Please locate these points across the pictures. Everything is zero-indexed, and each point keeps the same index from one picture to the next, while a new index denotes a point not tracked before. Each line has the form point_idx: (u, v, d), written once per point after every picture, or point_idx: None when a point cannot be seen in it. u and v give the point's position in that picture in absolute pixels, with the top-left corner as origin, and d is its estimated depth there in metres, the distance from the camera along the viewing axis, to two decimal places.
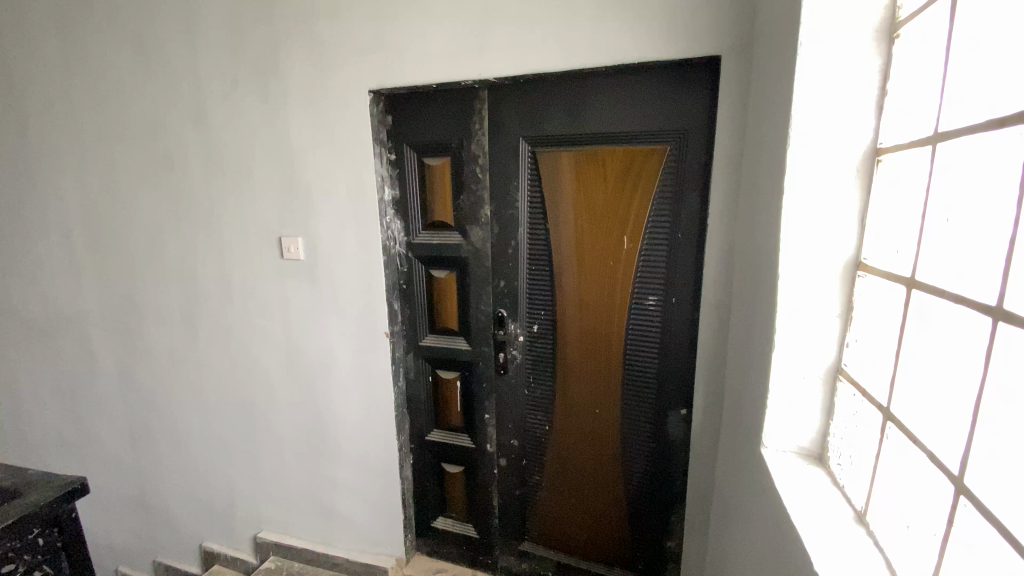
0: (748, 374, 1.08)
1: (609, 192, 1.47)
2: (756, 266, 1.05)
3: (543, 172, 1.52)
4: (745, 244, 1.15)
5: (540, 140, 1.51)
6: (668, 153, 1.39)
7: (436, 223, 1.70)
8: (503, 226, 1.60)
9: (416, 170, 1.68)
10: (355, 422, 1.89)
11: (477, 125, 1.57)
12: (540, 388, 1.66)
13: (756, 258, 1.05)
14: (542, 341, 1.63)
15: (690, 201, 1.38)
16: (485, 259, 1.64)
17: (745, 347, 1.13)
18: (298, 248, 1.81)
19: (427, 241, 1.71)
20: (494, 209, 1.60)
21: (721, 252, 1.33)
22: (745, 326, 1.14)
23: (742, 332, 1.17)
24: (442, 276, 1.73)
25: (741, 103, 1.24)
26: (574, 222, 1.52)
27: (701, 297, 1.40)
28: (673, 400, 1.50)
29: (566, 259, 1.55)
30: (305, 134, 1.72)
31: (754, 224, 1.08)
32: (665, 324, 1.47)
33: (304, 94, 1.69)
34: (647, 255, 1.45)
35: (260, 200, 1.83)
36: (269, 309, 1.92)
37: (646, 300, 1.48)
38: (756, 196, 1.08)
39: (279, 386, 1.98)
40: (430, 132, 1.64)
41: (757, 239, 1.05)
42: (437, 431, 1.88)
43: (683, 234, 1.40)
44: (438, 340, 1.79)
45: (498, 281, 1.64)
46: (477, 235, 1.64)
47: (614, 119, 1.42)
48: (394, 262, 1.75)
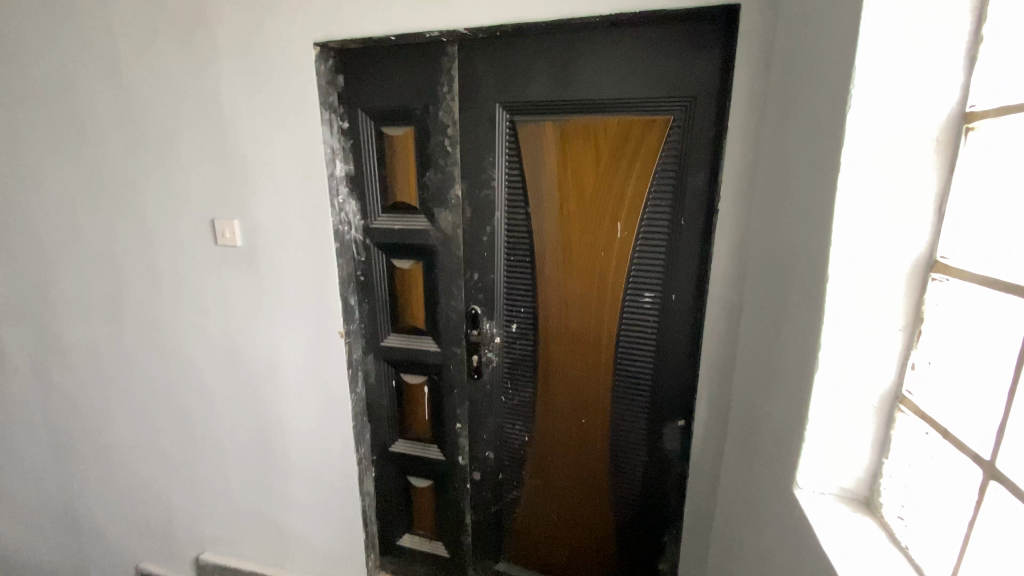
0: (772, 393, 0.89)
1: (600, 171, 1.25)
2: (785, 263, 0.85)
3: (524, 147, 1.29)
4: (768, 235, 0.95)
5: (519, 108, 1.28)
6: (671, 123, 1.17)
7: (397, 204, 1.46)
8: (477, 210, 1.37)
9: (374, 142, 1.43)
10: (306, 432, 1.66)
11: (446, 89, 1.32)
12: (519, 395, 1.46)
13: (785, 252, 0.85)
14: (521, 343, 1.42)
15: (695, 182, 1.17)
16: (455, 248, 1.41)
17: (766, 360, 0.94)
18: (234, 233, 1.54)
19: (387, 225, 1.47)
20: (467, 190, 1.37)
21: (733, 243, 1.13)
22: (766, 335, 0.95)
23: (761, 339, 0.98)
24: (407, 267, 1.49)
25: (763, 65, 1.04)
26: (560, 205, 1.30)
27: (705, 295, 1.20)
28: (669, 409, 1.32)
29: (549, 249, 1.33)
30: (240, 97, 1.44)
31: (783, 210, 0.87)
32: (663, 325, 1.27)
33: (238, 47, 1.41)
34: (644, 245, 1.25)
35: (190, 176, 1.55)
36: (205, 303, 1.66)
37: (641, 297, 1.28)
38: (787, 175, 0.87)
39: (219, 392, 1.73)
40: (391, 96, 1.38)
41: (786, 230, 0.85)
42: (401, 442, 1.66)
43: (686, 221, 1.20)
44: (401, 339, 1.55)
45: (471, 273, 1.42)
46: (447, 219, 1.40)
47: (608, 83, 1.20)
48: (350, 251, 1.50)
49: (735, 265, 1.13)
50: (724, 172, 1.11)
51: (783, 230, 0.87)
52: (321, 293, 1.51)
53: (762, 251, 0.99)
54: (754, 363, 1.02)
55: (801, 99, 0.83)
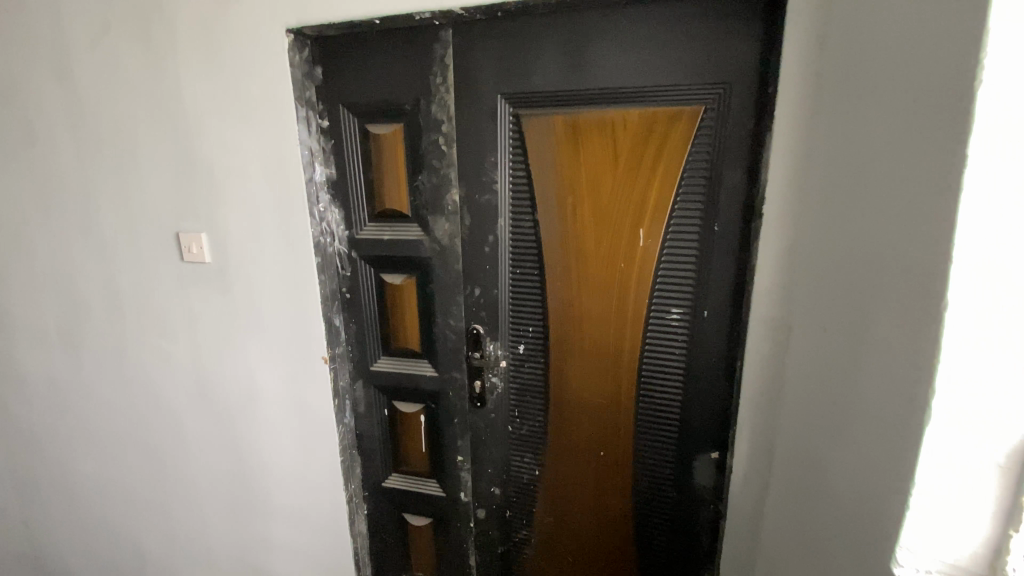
0: (848, 436, 0.73)
1: (619, 171, 1.09)
2: (867, 279, 0.69)
3: (531, 144, 1.13)
4: (834, 244, 0.80)
5: (525, 100, 1.11)
6: (703, 113, 1.01)
7: (386, 212, 1.28)
8: (478, 218, 1.20)
9: (359, 143, 1.26)
10: (289, 468, 1.48)
11: (439, 80, 1.16)
12: (528, 424, 1.29)
13: (866, 265, 0.69)
14: (530, 366, 1.25)
15: (730, 181, 1.02)
16: (453, 260, 1.25)
17: (836, 394, 0.78)
18: (202, 248, 1.36)
19: (374, 236, 1.30)
20: (466, 195, 1.20)
21: (779, 251, 0.97)
22: (832, 364, 0.79)
23: (824, 366, 0.82)
24: (398, 282, 1.32)
25: (818, 43, 0.87)
26: (573, 210, 1.13)
27: (744, 311, 1.05)
28: (701, 440, 1.16)
29: (561, 261, 1.17)
30: (206, 93, 1.27)
31: (859, 214, 0.72)
32: (693, 345, 1.11)
33: (202, 36, 1.23)
34: (671, 254, 1.09)
35: (151, 184, 1.37)
36: (172, 327, 1.48)
37: (668, 314, 1.12)
38: (863, 171, 0.72)
39: (192, 425, 1.55)
40: (377, 89, 1.21)
41: (866, 238, 0.70)
42: (396, 476, 1.48)
43: (720, 226, 1.04)
44: (393, 363, 1.38)
45: (471, 288, 1.25)
46: (443, 229, 1.23)
47: (628, 69, 1.04)
48: (334, 266, 1.33)
49: (782, 277, 0.97)
50: (767, 168, 0.95)
51: (861, 238, 0.71)
52: (301, 314, 1.33)
53: (823, 263, 0.84)
54: (813, 395, 0.87)
55: (882, 80, 0.68)
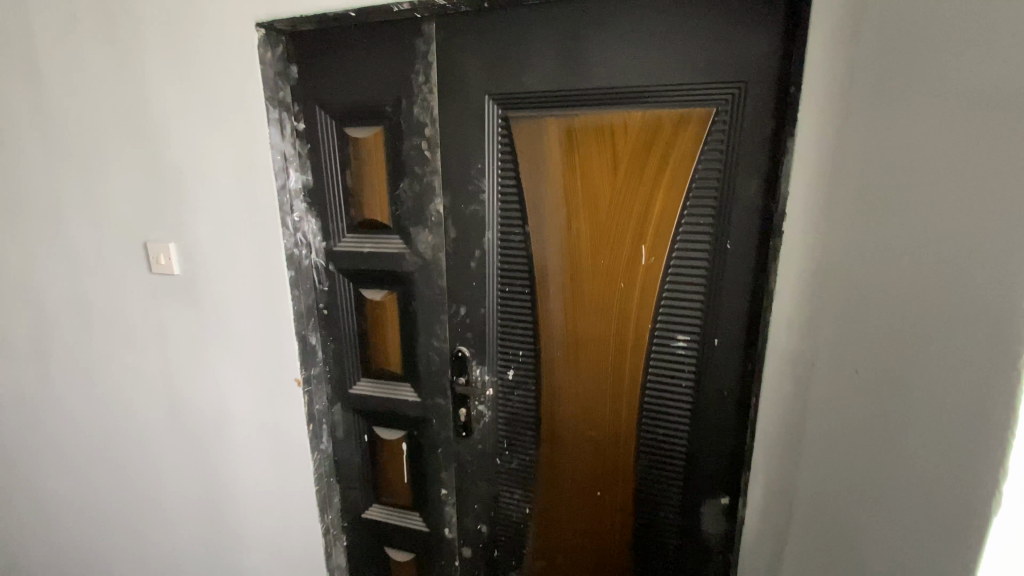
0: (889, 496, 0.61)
1: (619, 180, 0.97)
2: (918, 313, 0.57)
3: (521, 150, 1.02)
4: (872, 269, 0.67)
5: (515, 100, 1.00)
6: (715, 116, 0.90)
7: (366, 222, 1.18)
8: (463, 231, 1.09)
9: (337, 147, 1.16)
10: (262, 495, 1.38)
11: (422, 79, 1.05)
12: (517, 458, 1.17)
13: (917, 298, 0.58)
14: (520, 394, 1.13)
15: (746, 193, 0.90)
16: (436, 276, 1.14)
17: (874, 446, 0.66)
18: (170, 259, 1.27)
19: (353, 248, 1.19)
20: (450, 205, 1.09)
21: (802, 274, 0.84)
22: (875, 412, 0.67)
23: (860, 411, 0.70)
24: (378, 299, 1.21)
25: (851, 34, 0.75)
26: (567, 224, 1.02)
27: (759, 340, 0.92)
28: (709, 482, 1.03)
29: (555, 280, 1.05)
30: (174, 93, 1.18)
31: (910, 234, 0.60)
32: (702, 377, 0.99)
33: (169, 32, 1.14)
34: (677, 274, 0.97)
35: (119, 190, 1.28)
36: (141, 342, 1.39)
37: (673, 341, 1.00)
38: (913, 183, 0.60)
39: (162, 446, 1.45)
40: (356, 89, 1.11)
41: (917, 264, 0.58)
42: (376, 507, 1.37)
43: (733, 244, 0.92)
44: (373, 386, 1.27)
45: (456, 307, 1.14)
46: (426, 242, 1.12)
47: (630, 66, 0.92)
48: (310, 280, 1.23)
49: (805, 303, 0.84)
50: (789, 179, 0.83)
51: (909, 262, 0.60)
52: (273, 332, 1.23)
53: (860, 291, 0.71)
54: (847, 444, 0.74)
55: (938, 76, 0.56)
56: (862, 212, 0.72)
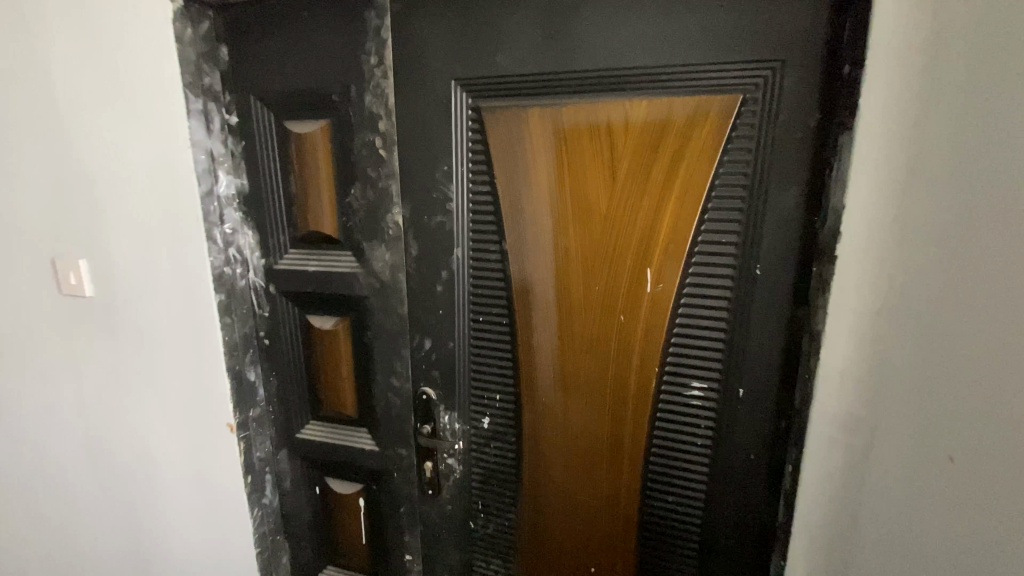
0: None
1: (618, 187, 0.77)
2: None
3: (496, 149, 0.82)
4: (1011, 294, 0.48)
5: (489, 87, 0.80)
6: (741, 104, 0.70)
7: (312, 236, 0.98)
8: (427, 248, 0.89)
9: (276, 145, 0.96)
10: (194, 557, 1.16)
11: (374, 60, 0.85)
12: (495, 522, 0.97)
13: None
14: (497, 447, 0.93)
15: (781, 204, 0.70)
16: (395, 302, 0.93)
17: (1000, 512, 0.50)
18: (81, 279, 1.07)
19: (296, 268, 0.99)
20: (410, 216, 0.88)
21: (860, 311, 0.65)
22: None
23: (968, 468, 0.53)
24: (327, 328, 1.00)
25: None
26: (554, 242, 0.82)
27: (798, 391, 0.72)
28: (730, 564, 0.83)
29: (539, 309, 0.85)
30: (77, 82, 0.97)
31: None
32: (722, 434, 0.79)
33: (66, 6, 0.93)
34: (692, 305, 0.76)
35: (22, 196, 1.08)
36: (53, 375, 1.18)
37: (687, 389, 0.79)
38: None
39: (81, 495, 1.24)
40: (297, 73, 0.91)
41: None
42: (330, 570, 1.16)
43: (764, 270, 0.72)
44: (324, 430, 1.07)
45: (419, 341, 0.93)
46: (382, 260, 0.92)
47: (632, 42, 0.72)
48: (246, 305, 1.02)
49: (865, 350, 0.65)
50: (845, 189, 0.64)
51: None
52: (199, 368, 1.02)
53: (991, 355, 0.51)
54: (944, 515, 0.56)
55: None
56: (972, 218, 0.53)
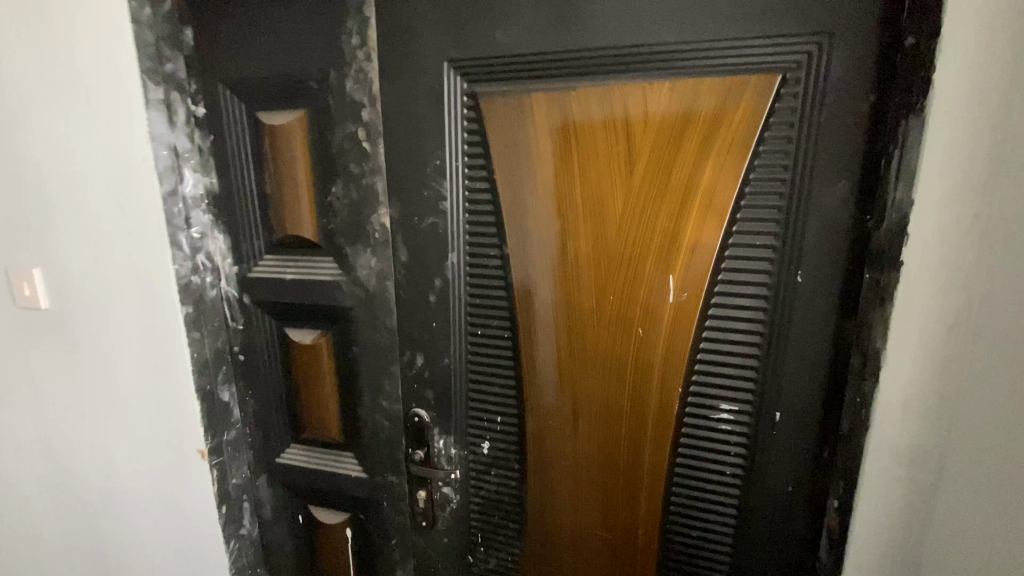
0: None
1: (635, 183, 0.67)
2: None
3: (495, 141, 0.72)
4: None
5: (487, 70, 0.70)
6: (780, 86, 0.60)
7: (290, 240, 0.87)
8: (418, 253, 0.79)
9: (249, 139, 0.86)
10: None
11: (356, 41, 0.75)
12: (497, 558, 0.87)
13: None
14: (499, 476, 0.83)
15: (828, 201, 0.60)
16: (382, 314, 0.83)
17: None
18: (35, 289, 0.96)
19: (273, 276, 0.89)
20: (398, 217, 0.78)
21: (926, 324, 0.56)
22: None
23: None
24: (308, 342, 0.90)
25: None
26: (562, 246, 0.72)
27: (846, 417, 0.63)
28: None
29: (545, 322, 0.75)
30: (23, 69, 0.86)
31: None
32: (755, 463, 0.69)
33: None
34: (721, 317, 0.67)
35: None
36: (9, 394, 1.07)
37: (715, 413, 0.70)
38: None
39: (42, 525, 1.13)
40: (270, 58, 0.81)
41: None
42: None
43: (806, 277, 0.63)
44: (306, 455, 0.96)
45: (410, 357, 0.83)
46: (368, 267, 0.82)
47: (653, 15, 0.63)
48: (218, 317, 0.92)
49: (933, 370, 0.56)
50: (912, 184, 0.54)
51: None
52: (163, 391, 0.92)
53: None
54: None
55: None
56: None
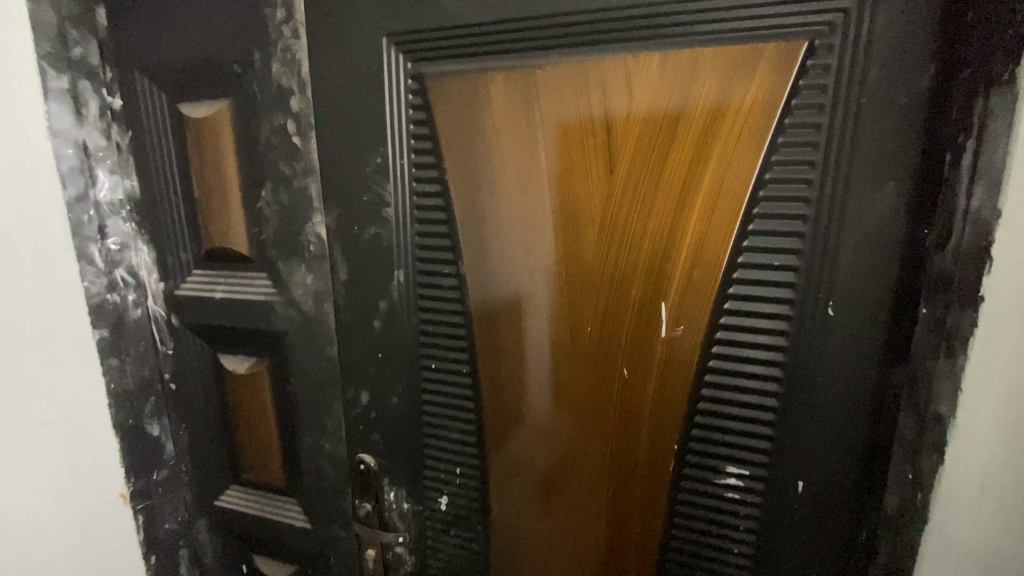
0: None
1: (618, 185, 0.53)
2: None
3: (447, 134, 0.58)
4: None
5: (434, 46, 0.57)
6: (807, 55, 0.45)
7: (219, 254, 0.75)
8: (359, 270, 0.65)
9: (172, 136, 0.73)
10: None
11: (281, 15, 0.62)
12: None
13: None
14: (460, 537, 0.69)
15: (872, 210, 0.46)
16: (322, 341, 0.70)
17: None
18: None
19: (202, 294, 0.76)
20: (336, 228, 0.65)
21: (1009, 379, 0.44)
22: None
23: None
24: (244, 371, 0.77)
25: None
26: (529, 263, 0.58)
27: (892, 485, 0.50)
28: None
29: (510, 355, 0.61)
30: None
31: None
32: (771, 542, 0.54)
33: None
34: (728, 357, 0.52)
35: None
36: None
37: (720, 478, 0.55)
38: None
39: None
40: (189, 38, 0.68)
41: None
42: None
43: (841, 310, 0.48)
44: (247, 499, 0.84)
45: (354, 393, 0.70)
46: (304, 287, 0.69)
47: None
48: (143, 341, 0.80)
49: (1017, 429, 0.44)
50: (995, 186, 0.42)
51: None
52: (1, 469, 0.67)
53: None
54: None
55: None
56: None
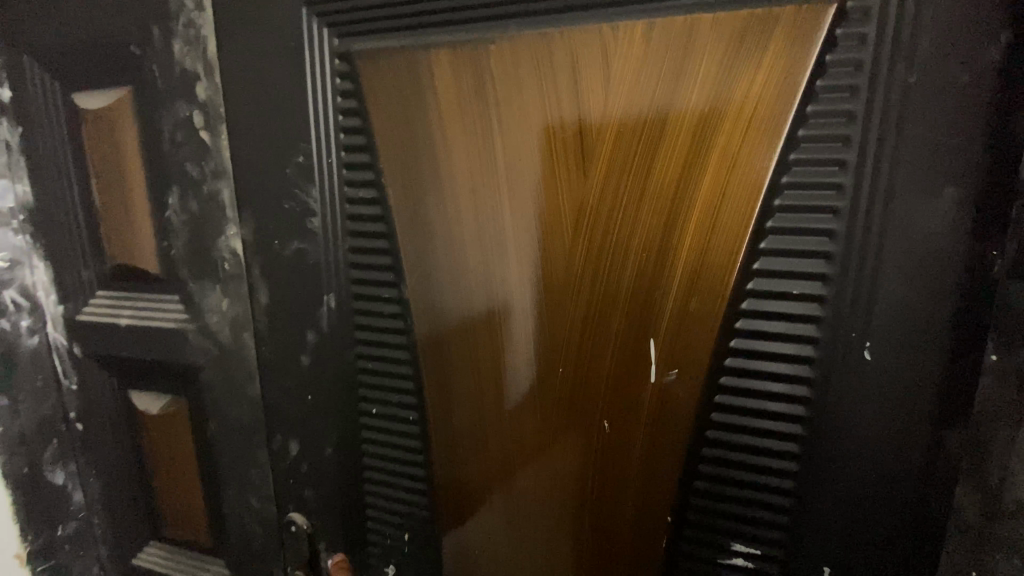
0: None
1: (595, 193, 0.42)
2: None
3: (383, 127, 0.47)
4: None
5: (365, 20, 0.45)
6: (835, 22, 0.34)
7: (125, 272, 0.63)
8: (283, 294, 0.54)
9: (68, 132, 0.61)
10: None
11: None
12: None
13: None
14: None
15: (921, 224, 0.35)
16: (243, 378, 0.58)
17: None
18: None
19: (108, 321, 0.64)
20: (255, 242, 0.54)
21: None
22: None
23: None
24: (158, 412, 0.65)
25: None
26: (486, 288, 0.47)
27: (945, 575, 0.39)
28: None
29: (466, 401, 0.50)
30: None
31: None
32: None
33: None
34: (735, 411, 0.40)
35: None
36: None
37: (724, 559, 0.43)
38: None
39: None
40: (79, 12, 0.56)
41: None
42: None
43: (878, 353, 0.37)
44: (168, 561, 0.71)
45: (282, 441, 0.58)
46: (219, 312, 0.57)
47: None
48: (41, 375, 0.68)
49: None
50: None
51: None
52: None
53: None
54: None
55: None
56: None
